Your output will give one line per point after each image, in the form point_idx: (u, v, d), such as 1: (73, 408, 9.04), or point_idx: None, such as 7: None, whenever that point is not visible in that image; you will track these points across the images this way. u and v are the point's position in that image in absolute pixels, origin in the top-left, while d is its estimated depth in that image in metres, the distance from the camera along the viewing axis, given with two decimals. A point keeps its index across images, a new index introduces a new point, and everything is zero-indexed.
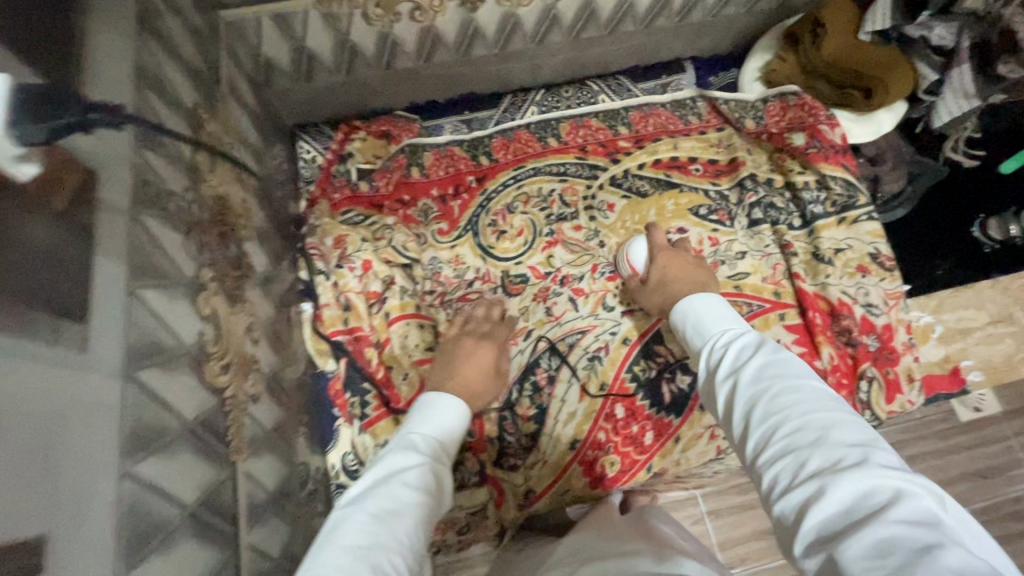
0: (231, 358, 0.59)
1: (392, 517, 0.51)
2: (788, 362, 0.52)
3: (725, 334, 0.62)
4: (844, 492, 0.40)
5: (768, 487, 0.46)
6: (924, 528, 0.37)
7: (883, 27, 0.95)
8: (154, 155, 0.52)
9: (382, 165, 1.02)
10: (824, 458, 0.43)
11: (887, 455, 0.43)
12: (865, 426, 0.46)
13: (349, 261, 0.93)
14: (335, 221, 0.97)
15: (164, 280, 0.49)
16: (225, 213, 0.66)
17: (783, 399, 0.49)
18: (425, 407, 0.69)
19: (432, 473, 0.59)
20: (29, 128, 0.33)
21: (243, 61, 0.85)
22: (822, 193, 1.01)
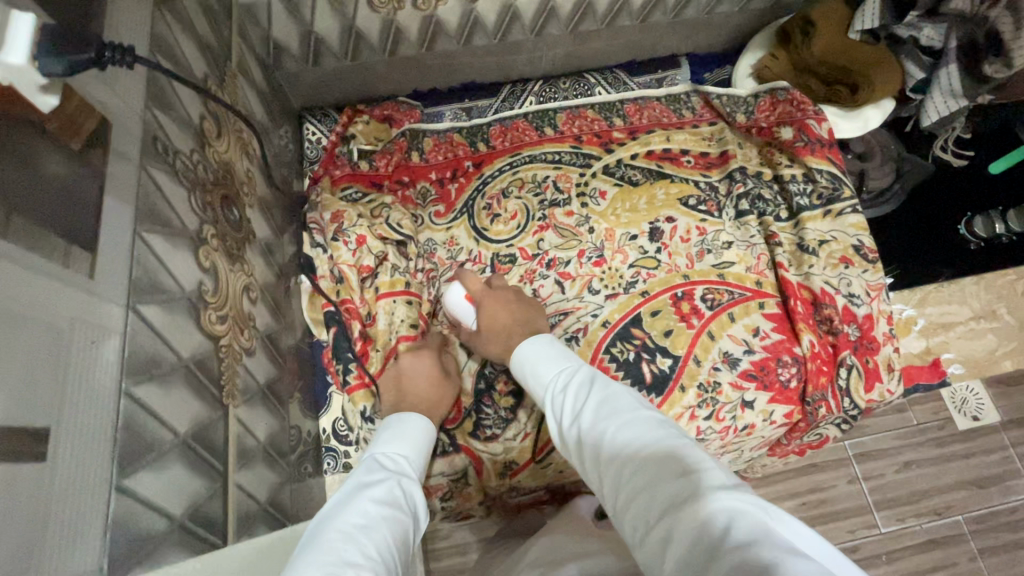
0: (228, 311, 0.63)
1: (371, 527, 0.50)
2: (610, 406, 0.52)
3: (559, 377, 0.61)
4: (684, 530, 0.38)
5: (631, 542, 0.43)
6: (754, 543, 0.34)
7: (871, 26, 0.99)
8: (163, 115, 0.56)
9: (383, 147, 1.07)
10: (663, 498, 0.41)
11: (715, 474, 0.41)
12: (693, 449, 0.44)
13: (344, 235, 0.96)
14: (334, 197, 1.01)
15: (167, 228, 0.53)
16: (229, 178, 0.71)
17: (618, 440, 0.48)
18: (389, 428, 0.69)
19: (400, 489, 0.58)
20: (51, 60, 0.37)
21: (254, 42, 0.90)
22: (808, 186, 1.04)
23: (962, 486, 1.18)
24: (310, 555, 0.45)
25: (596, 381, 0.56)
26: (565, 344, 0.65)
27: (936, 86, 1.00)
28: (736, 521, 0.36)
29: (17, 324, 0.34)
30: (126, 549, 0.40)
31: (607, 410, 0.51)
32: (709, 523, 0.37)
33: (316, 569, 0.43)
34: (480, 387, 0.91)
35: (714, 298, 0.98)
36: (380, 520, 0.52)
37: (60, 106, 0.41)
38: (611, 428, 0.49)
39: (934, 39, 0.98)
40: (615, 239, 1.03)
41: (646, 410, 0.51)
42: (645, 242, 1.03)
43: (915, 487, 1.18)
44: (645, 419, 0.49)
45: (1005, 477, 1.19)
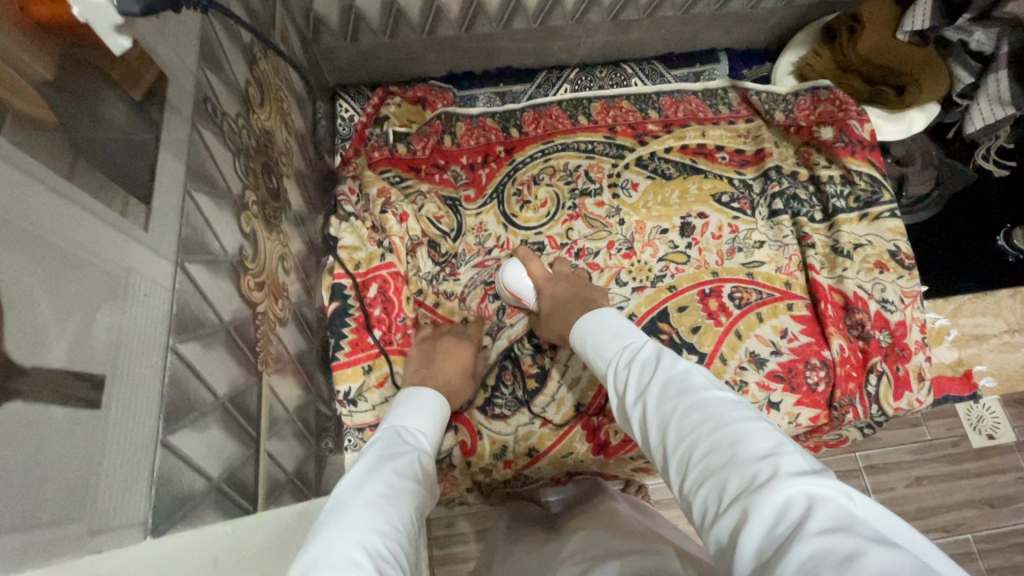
0: (264, 279, 0.63)
1: (394, 497, 0.52)
2: (684, 387, 0.57)
3: (624, 354, 0.68)
4: (764, 511, 0.43)
5: (702, 516, 0.49)
6: (840, 532, 0.39)
7: (922, 27, 0.94)
8: (214, 75, 0.56)
9: (419, 129, 1.06)
10: (740, 478, 0.46)
11: (794, 458, 0.46)
12: (770, 434, 0.50)
13: (391, 208, 0.96)
14: (375, 175, 1.00)
15: (214, 190, 0.52)
16: (270, 146, 0.70)
17: (691, 421, 0.54)
18: (405, 400, 0.70)
19: (418, 466, 0.60)
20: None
21: (295, 13, 0.89)
22: (846, 188, 1.02)
23: (974, 504, 1.17)
24: (337, 523, 0.47)
25: (662, 359, 0.63)
26: (628, 324, 0.74)
27: (984, 93, 0.98)
28: (818, 503, 0.41)
29: (77, 268, 0.33)
30: (169, 504, 0.40)
31: (682, 391, 0.57)
32: (789, 505, 0.42)
33: (345, 538, 0.45)
34: (500, 366, 0.92)
35: (742, 297, 0.97)
36: (402, 492, 0.53)
37: (122, 54, 0.40)
38: (686, 407, 0.55)
39: (986, 44, 0.94)
40: (646, 232, 1.02)
41: (721, 392, 0.56)
42: (676, 237, 1.02)
43: (926, 502, 1.16)
44: (719, 402, 0.55)
45: (1019, 498, 1.17)
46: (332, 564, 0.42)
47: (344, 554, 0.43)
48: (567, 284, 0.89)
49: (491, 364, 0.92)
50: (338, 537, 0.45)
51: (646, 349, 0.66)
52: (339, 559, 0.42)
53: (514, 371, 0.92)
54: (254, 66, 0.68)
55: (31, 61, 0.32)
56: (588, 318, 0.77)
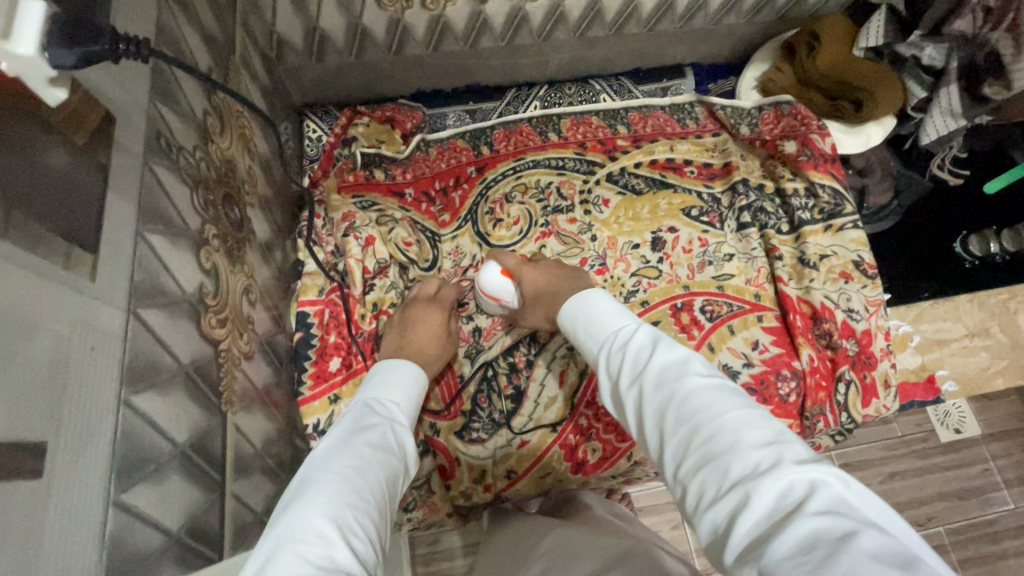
0: (228, 314, 0.61)
1: (363, 477, 0.54)
2: (682, 369, 0.58)
3: (618, 337, 0.68)
4: (766, 496, 0.44)
5: (698, 501, 0.49)
6: (841, 517, 0.40)
7: (876, 43, 1.01)
8: (167, 108, 0.54)
9: (405, 155, 1.05)
10: (743, 462, 0.47)
11: (795, 447, 0.48)
12: (769, 421, 0.51)
13: (354, 233, 0.93)
14: (344, 201, 1.00)
15: (170, 228, 0.51)
16: (231, 176, 0.68)
17: (692, 404, 0.54)
18: (384, 371, 0.72)
19: (394, 437, 0.62)
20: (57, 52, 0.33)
21: (257, 36, 0.88)
22: (810, 200, 1.04)
23: (943, 497, 1.20)
24: (305, 500, 0.49)
25: (656, 343, 0.63)
26: (620, 306, 0.74)
27: (937, 105, 1.03)
28: (818, 489, 0.43)
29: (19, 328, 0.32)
30: (122, 565, 0.38)
31: (682, 376, 0.57)
32: (792, 490, 0.44)
33: (312, 518, 0.46)
34: (476, 389, 0.92)
35: (713, 310, 0.99)
36: (373, 465, 0.56)
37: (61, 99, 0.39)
38: (686, 391, 0.55)
39: (936, 59, 1.01)
40: (617, 247, 1.04)
41: (720, 378, 0.57)
42: (647, 251, 1.04)
43: (900, 497, 1.19)
44: (722, 387, 0.55)
45: (985, 490, 1.21)
46: (301, 537, 0.45)
47: (311, 533, 0.45)
48: (542, 303, 0.88)
49: (468, 389, 0.92)
50: (305, 511, 0.47)
51: (640, 331, 0.66)
52: (309, 533, 0.45)
53: (490, 394, 0.91)
54: (212, 94, 0.66)
55: None
56: (580, 300, 0.77)
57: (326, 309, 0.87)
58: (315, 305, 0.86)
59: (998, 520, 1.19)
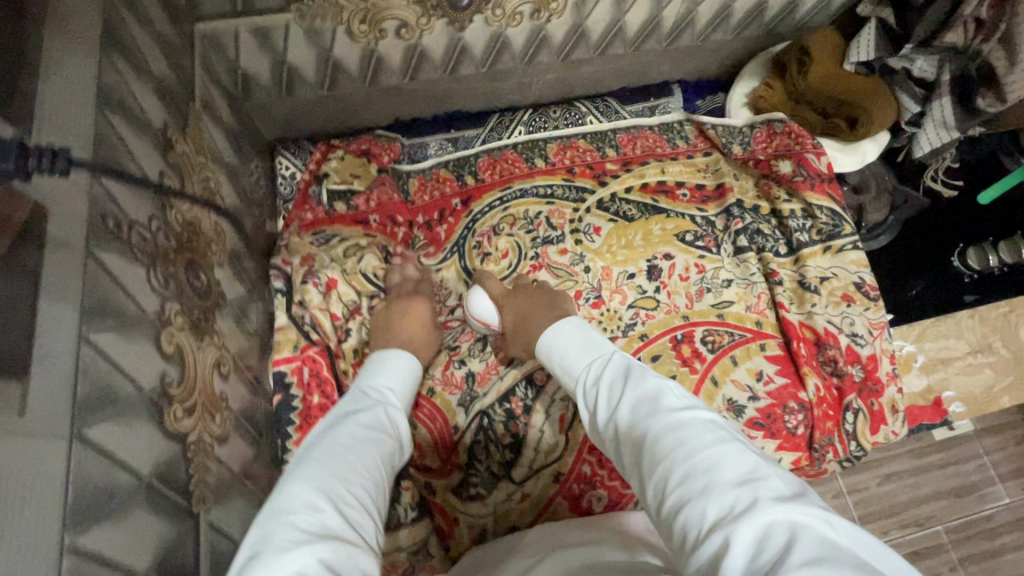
0: (196, 399, 0.55)
1: (352, 453, 0.56)
2: (655, 403, 0.56)
3: (592, 370, 0.67)
4: (744, 542, 0.41)
5: (680, 549, 0.46)
6: (823, 566, 0.37)
7: (868, 57, 0.97)
8: (113, 182, 0.48)
9: (365, 186, 0.99)
10: (719, 505, 0.44)
11: (773, 482, 0.45)
12: (744, 455, 0.48)
13: (314, 278, 0.87)
14: (303, 240, 0.91)
15: (123, 321, 0.45)
16: (195, 238, 0.62)
17: (664, 441, 0.52)
18: (379, 362, 0.76)
19: (384, 416, 0.66)
20: None
21: (219, 74, 0.81)
22: (808, 221, 1.01)
23: (940, 496, 1.18)
24: (297, 473, 0.52)
25: (628, 375, 0.62)
26: (596, 332, 0.74)
27: (929, 118, 1.02)
28: (798, 535, 0.40)
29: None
30: None
31: (654, 411, 0.55)
32: (770, 535, 0.41)
33: (302, 488, 0.49)
34: (472, 440, 0.87)
35: (714, 341, 0.95)
36: (365, 443, 0.59)
37: None
38: (659, 427, 0.53)
39: (927, 71, 0.98)
40: (612, 278, 0.99)
41: (695, 410, 0.55)
42: (643, 281, 0.99)
43: (897, 499, 1.17)
44: (696, 419, 0.53)
45: (981, 485, 1.19)
46: (290, 507, 0.47)
47: (299, 499, 0.48)
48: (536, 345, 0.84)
49: (464, 441, 0.87)
50: (296, 488, 0.49)
51: (616, 364, 0.65)
52: (297, 503, 0.47)
53: (488, 444, 0.87)
54: (168, 152, 0.59)
55: None
56: (553, 329, 0.77)
57: (303, 366, 0.81)
58: (291, 363, 0.80)
59: (994, 516, 1.18)
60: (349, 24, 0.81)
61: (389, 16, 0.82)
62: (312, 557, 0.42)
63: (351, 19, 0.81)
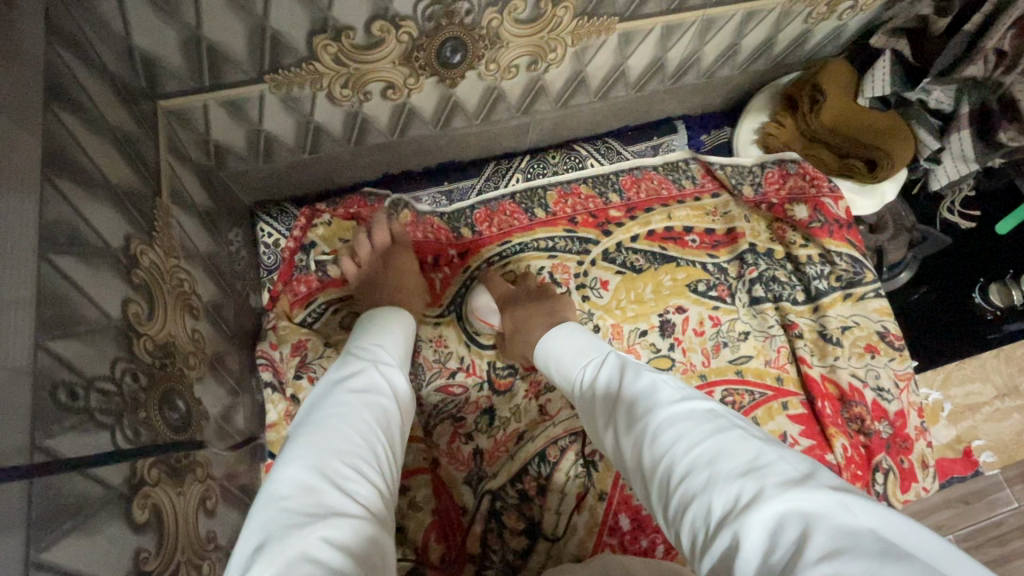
0: (179, 560, 0.48)
1: (342, 419, 0.52)
2: (652, 406, 0.58)
3: (588, 372, 0.70)
4: (757, 533, 0.42)
5: (693, 544, 0.47)
6: (841, 555, 0.37)
7: (884, 92, 0.94)
8: (64, 343, 0.40)
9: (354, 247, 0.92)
10: (727, 498, 0.45)
11: (776, 468, 0.46)
12: (747, 445, 0.50)
13: (308, 369, 0.84)
14: (292, 324, 0.86)
15: (84, 515, 0.38)
16: (170, 362, 0.55)
17: (663, 440, 0.54)
18: (368, 326, 0.71)
19: (377, 373, 0.61)
20: None
21: (188, 150, 0.74)
22: (826, 267, 0.96)
23: None
24: (286, 456, 0.48)
25: (624, 373, 0.64)
26: (590, 334, 0.77)
27: (947, 152, 0.96)
28: (812, 525, 0.40)
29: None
30: None
31: (651, 408, 0.58)
32: (782, 524, 0.41)
33: (293, 471, 0.46)
34: (483, 528, 0.80)
35: (734, 401, 0.90)
36: (358, 408, 0.54)
37: None
38: (656, 426, 0.56)
39: (944, 102, 0.93)
40: (624, 336, 0.93)
41: (691, 404, 0.57)
42: (656, 338, 0.94)
43: None
44: (693, 412, 0.55)
45: None
46: (282, 492, 0.44)
47: (293, 484, 0.45)
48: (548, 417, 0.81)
49: (474, 530, 0.80)
50: (288, 468, 0.47)
51: (611, 363, 0.68)
52: (291, 488, 0.44)
53: (501, 531, 0.80)
54: (134, 272, 0.53)
55: None
56: (552, 339, 0.78)
57: None
58: None
59: None
60: (330, 89, 0.74)
61: (375, 79, 0.75)
62: (316, 539, 0.39)
63: (332, 85, 0.73)
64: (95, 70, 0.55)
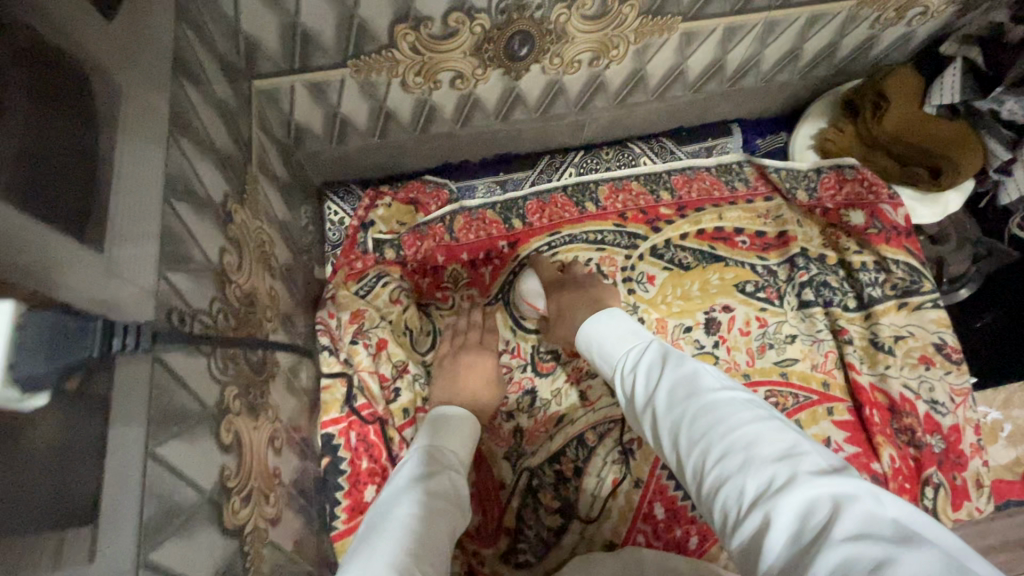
0: (252, 485, 0.54)
1: (414, 528, 0.53)
2: (691, 390, 0.58)
3: (628, 356, 0.70)
4: (787, 514, 0.43)
5: (723, 521, 0.48)
6: (868, 541, 0.39)
7: (951, 100, 0.91)
8: (179, 276, 0.46)
9: (416, 228, 0.98)
10: (760, 480, 0.46)
11: (811, 458, 0.47)
12: (783, 434, 0.50)
13: (364, 337, 0.87)
14: (349, 293, 0.91)
15: (186, 423, 0.44)
16: (252, 311, 0.61)
17: (698, 423, 0.54)
18: (439, 421, 0.73)
19: (448, 481, 0.63)
20: (30, 365, 0.30)
21: (273, 127, 0.81)
22: (881, 275, 0.94)
23: None
24: (363, 557, 0.50)
25: (663, 359, 0.64)
26: (632, 319, 0.77)
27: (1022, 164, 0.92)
28: (841, 510, 0.41)
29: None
30: None
31: (689, 393, 0.58)
32: (812, 508, 0.43)
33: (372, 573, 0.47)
34: (521, 503, 0.84)
35: (778, 402, 0.89)
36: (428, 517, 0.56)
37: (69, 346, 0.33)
38: (693, 409, 0.56)
39: (1017, 114, 0.88)
40: (668, 331, 0.95)
41: (729, 391, 0.57)
42: (701, 335, 0.94)
43: None
44: (730, 398, 0.56)
45: None
46: None
47: None
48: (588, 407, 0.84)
49: (511, 503, 0.84)
50: (365, 570, 0.48)
51: (651, 349, 0.68)
52: None
53: (536, 509, 0.83)
54: (228, 226, 0.59)
55: None
56: (597, 321, 0.78)
57: (350, 429, 0.81)
58: (338, 424, 0.81)
59: None
60: (404, 76, 0.80)
61: (446, 69, 0.80)
62: None
63: (407, 72, 0.79)
64: (209, 48, 0.62)
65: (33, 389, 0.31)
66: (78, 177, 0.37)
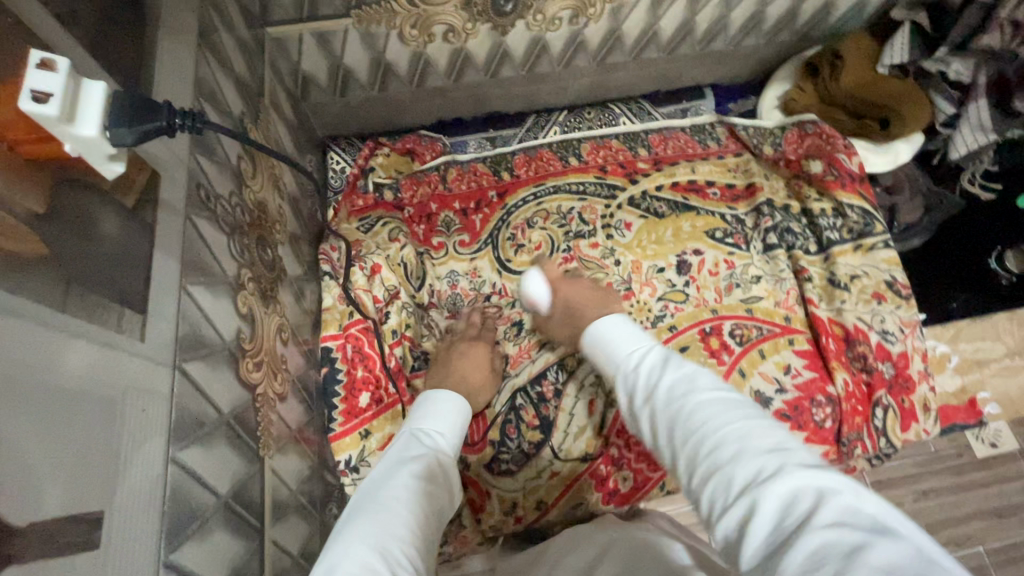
0: (263, 357, 0.61)
1: (401, 501, 0.52)
2: (691, 388, 0.52)
3: (635, 357, 0.64)
4: (769, 505, 0.38)
5: (708, 512, 0.43)
6: (851, 530, 0.34)
7: (901, 60, 0.98)
8: (206, 160, 0.55)
9: (412, 176, 1.07)
10: (747, 469, 0.41)
11: (802, 454, 0.42)
12: (778, 428, 0.45)
13: (360, 262, 0.94)
14: (351, 227, 1.00)
15: (211, 278, 0.52)
16: (263, 217, 0.69)
17: (693, 416, 0.49)
18: (429, 404, 0.71)
19: (437, 462, 0.61)
20: (118, 131, 0.37)
21: (283, 74, 0.90)
22: (838, 220, 1.02)
23: None
24: (345, 535, 0.47)
25: (670, 360, 0.59)
26: (637, 324, 0.71)
27: (965, 121, 1.01)
28: (825, 500, 0.37)
29: (64, 411, 0.33)
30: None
31: (689, 390, 0.52)
32: (795, 498, 0.38)
33: (357, 546, 0.45)
34: (504, 419, 0.90)
35: (743, 335, 0.97)
36: (417, 493, 0.54)
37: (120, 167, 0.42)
38: (692, 403, 0.50)
39: (963, 74, 0.97)
40: (642, 271, 1.02)
41: (730, 391, 0.51)
42: (673, 275, 1.02)
43: None
44: (729, 397, 0.50)
45: None
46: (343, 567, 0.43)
47: (359, 559, 0.43)
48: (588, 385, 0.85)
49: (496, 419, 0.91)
50: (349, 543, 0.45)
51: (657, 354, 0.62)
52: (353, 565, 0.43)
53: (518, 424, 0.90)
54: (244, 139, 0.67)
55: (22, 199, 0.34)
56: (608, 322, 0.72)
57: (348, 343, 0.88)
58: (337, 340, 0.88)
59: None
60: (401, 28, 0.88)
61: (439, 22, 0.88)
62: None
63: (403, 25, 0.87)
64: None
65: (115, 152, 0.39)
66: (123, 56, 0.46)
